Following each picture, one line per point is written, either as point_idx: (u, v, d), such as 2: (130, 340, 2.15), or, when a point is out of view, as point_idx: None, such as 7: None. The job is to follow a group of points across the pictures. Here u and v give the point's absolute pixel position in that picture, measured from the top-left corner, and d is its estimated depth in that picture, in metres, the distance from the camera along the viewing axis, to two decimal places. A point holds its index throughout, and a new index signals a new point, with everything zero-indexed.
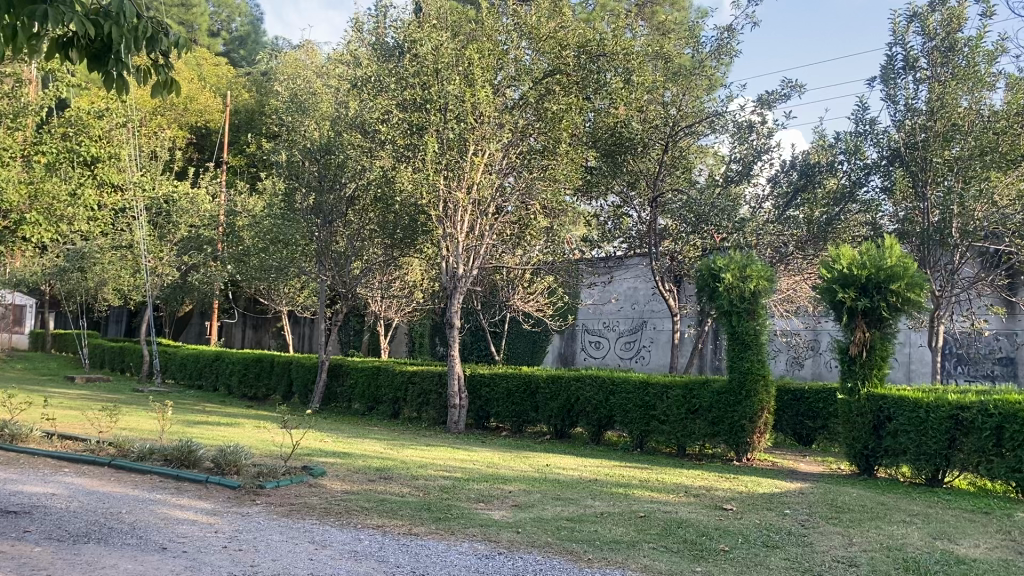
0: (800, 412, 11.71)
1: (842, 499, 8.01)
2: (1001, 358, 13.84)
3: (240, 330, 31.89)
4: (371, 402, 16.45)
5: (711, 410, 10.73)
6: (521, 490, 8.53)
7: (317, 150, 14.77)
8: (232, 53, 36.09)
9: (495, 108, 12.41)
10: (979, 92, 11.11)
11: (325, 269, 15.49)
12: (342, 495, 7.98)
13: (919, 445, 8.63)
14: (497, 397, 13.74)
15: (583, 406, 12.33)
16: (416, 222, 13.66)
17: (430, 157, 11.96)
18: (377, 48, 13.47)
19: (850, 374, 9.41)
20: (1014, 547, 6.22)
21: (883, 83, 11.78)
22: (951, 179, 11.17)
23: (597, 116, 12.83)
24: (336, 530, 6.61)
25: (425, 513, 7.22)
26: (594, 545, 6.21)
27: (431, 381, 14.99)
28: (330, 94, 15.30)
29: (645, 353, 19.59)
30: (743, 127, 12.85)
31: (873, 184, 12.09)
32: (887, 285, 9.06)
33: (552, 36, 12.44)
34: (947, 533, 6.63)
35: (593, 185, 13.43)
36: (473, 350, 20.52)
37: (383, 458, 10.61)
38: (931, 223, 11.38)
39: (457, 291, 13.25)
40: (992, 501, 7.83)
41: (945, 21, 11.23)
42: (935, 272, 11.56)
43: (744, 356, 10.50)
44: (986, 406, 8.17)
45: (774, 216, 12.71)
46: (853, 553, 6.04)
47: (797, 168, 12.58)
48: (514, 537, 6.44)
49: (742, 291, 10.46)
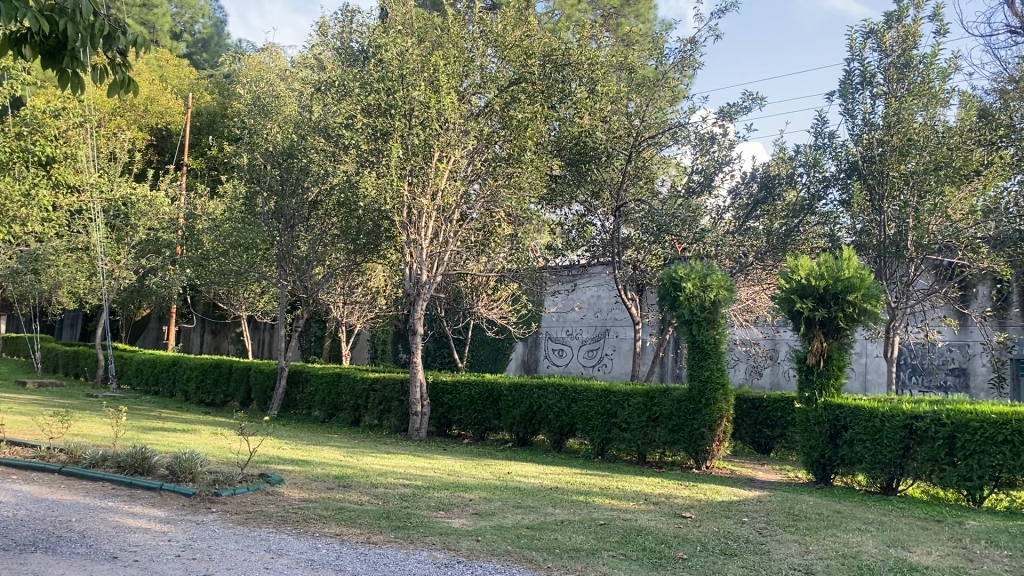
0: (758, 421, 11.84)
1: (799, 507, 8.10)
2: (954, 368, 14.16)
3: (198, 335, 31.47)
4: (331, 409, 16.29)
5: (672, 418, 10.80)
6: (482, 497, 8.50)
7: (279, 154, 14.61)
8: (194, 55, 35.62)
9: (460, 114, 12.44)
10: (934, 108, 11.31)
11: (286, 274, 15.37)
12: (300, 503, 7.87)
13: (874, 454, 8.76)
14: (459, 404, 13.68)
15: (545, 413, 12.32)
16: (379, 228, 13.50)
17: (394, 162, 11.89)
18: (342, 52, 13.36)
19: (808, 384, 9.53)
20: (966, 554, 6.32)
21: (841, 97, 11.98)
22: (906, 193, 11.36)
23: (563, 125, 12.79)
24: (292, 539, 6.51)
25: (384, 521, 7.15)
26: (554, 554, 6.19)
27: (393, 389, 14.89)
28: (294, 98, 15.14)
29: (608, 362, 19.70)
30: (704, 138, 13.08)
31: (832, 197, 12.34)
32: (844, 296, 9.19)
33: (518, 44, 12.48)
34: (901, 541, 6.73)
35: (557, 194, 13.44)
36: (436, 357, 20.40)
37: (342, 466, 10.48)
38: (887, 236, 11.50)
39: (421, 298, 13.22)
40: (944, 509, 7.98)
41: (901, 38, 11.44)
42: (890, 284, 11.77)
43: (704, 365, 10.55)
44: (939, 415, 8.35)
45: (734, 226, 12.95)
46: (809, 561, 6.10)
47: (757, 180, 12.88)
48: (474, 545, 6.40)
49: (703, 300, 10.51)
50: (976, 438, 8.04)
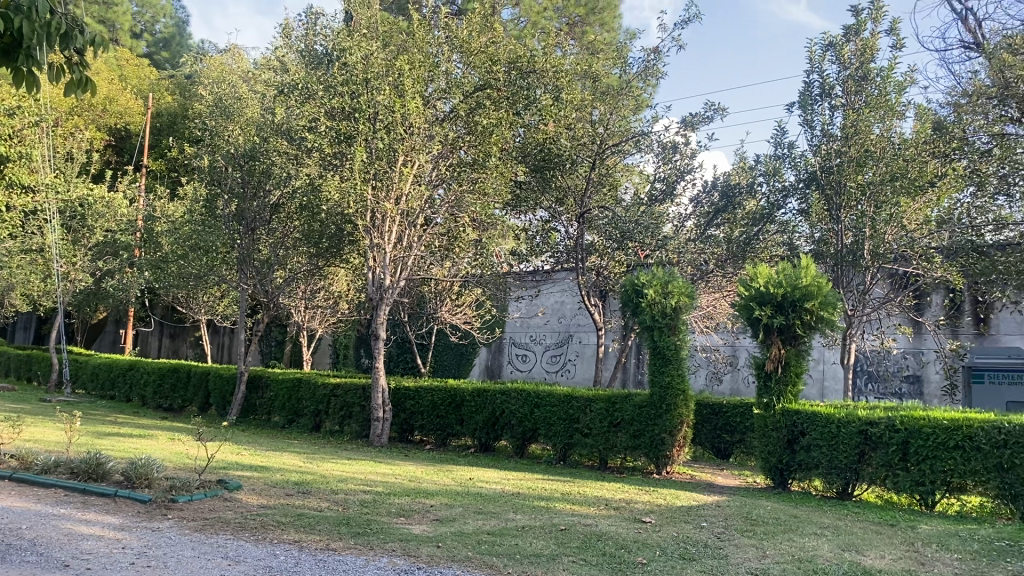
0: (718, 426, 11.99)
1: (756, 512, 8.22)
2: (908, 376, 14.47)
3: (156, 338, 31.09)
4: (292, 414, 16.18)
5: (633, 424, 10.89)
6: (443, 503, 8.48)
7: (241, 156, 14.51)
8: (154, 54, 35.19)
9: (425, 119, 12.40)
10: (890, 120, 11.50)
11: (246, 278, 15.23)
12: (259, 510, 7.80)
13: (830, 459, 8.91)
14: (421, 410, 13.65)
15: (508, 419, 12.34)
16: (342, 232, 13.41)
17: (358, 166, 11.82)
18: (306, 54, 13.30)
19: (766, 390, 9.67)
20: (917, 557, 6.47)
21: (801, 108, 12.19)
22: (863, 204, 11.49)
23: (527, 132, 12.92)
24: (250, 545, 6.46)
25: (344, 528, 7.11)
26: (515, 559, 6.22)
27: (355, 394, 14.78)
28: (256, 100, 15.00)
29: (571, 367, 19.79)
30: (667, 147, 13.21)
31: (791, 206, 12.59)
32: (802, 303, 9.34)
33: (482, 51, 12.51)
34: (854, 545, 6.86)
35: (522, 200, 13.51)
36: (399, 362, 20.28)
37: (303, 472, 10.39)
38: (844, 244, 11.79)
39: (384, 302, 13.20)
40: (898, 513, 8.15)
41: (859, 51, 11.69)
42: (847, 292, 12.06)
43: (665, 371, 10.66)
44: (892, 421, 8.54)
45: (695, 234, 13.11)
46: (765, 565, 6.20)
47: (718, 189, 13.09)
48: (434, 551, 6.40)
49: (664, 307, 10.60)
50: (928, 444, 8.23)
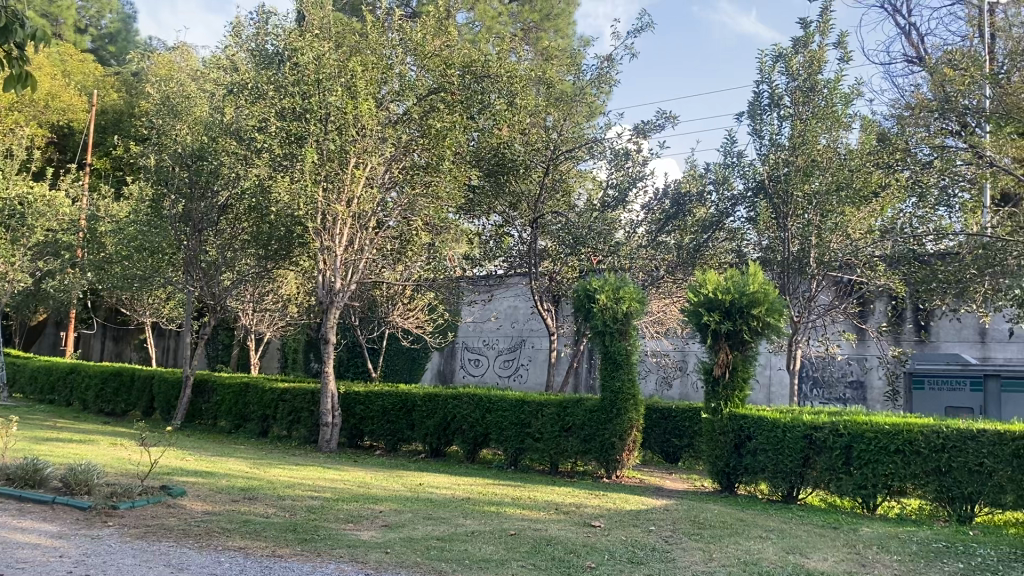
0: (667, 430, 12.13)
1: (704, 515, 8.31)
2: (852, 381, 14.75)
3: (99, 342, 30.36)
4: (239, 419, 15.92)
5: (584, 428, 10.92)
6: (392, 509, 8.40)
7: (188, 156, 14.20)
8: (100, 50, 34.40)
9: (377, 121, 12.29)
10: (837, 131, 11.77)
11: (193, 279, 15.01)
12: (203, 516, 7.64)
13: (776, 463, 9.05)
14: (371, 416, 13.54)
15: (459, 424, 12.28)
16: (292, 234, 13.24)
17: (308, 167, 11.64)
18: (256, 53, 13.08)
19: (714, 395, 9.80)
20: (859, 559, 6.59)
21: (750, 118, 12.38)
22: (810, 212, 11.75)
23: (481, 136, 12.93)
24: (194, 553, 6.32)
25: (290, 534, 7.00)
26: (464, 565, 6.18)
27: (303, 399, 14.56)
28: (206, 98, 14.71)
29: (523, 372, 19.81)
30: (619, 154, 13.23)
31: (739, 215, 12.76)
32: (749, 310, 9.48)
33: (436, 54, 12.58)
34: (800, 548, 6.97)
35: (475, 204, 13.47)
36: (349, 367, 20.05)
37: (249, 478, 10.20)
38: (791, 252, 12.02)
39: (334, 306, 13.06)
40: (841, 516, 8.29)
41: (807, 63, 11.86)
42: (794, 299, 12.14)
43: (616, 376, 10.71)
44: (836, 426, 8.71)
45: (646, 240, 13.22)
46: (712, 567, 6.26)
47: (669, 197, 13.19)
48: (382, 557, 6.33)
49: (616, 312, 10.66)
50: (870, 448, 8.41)
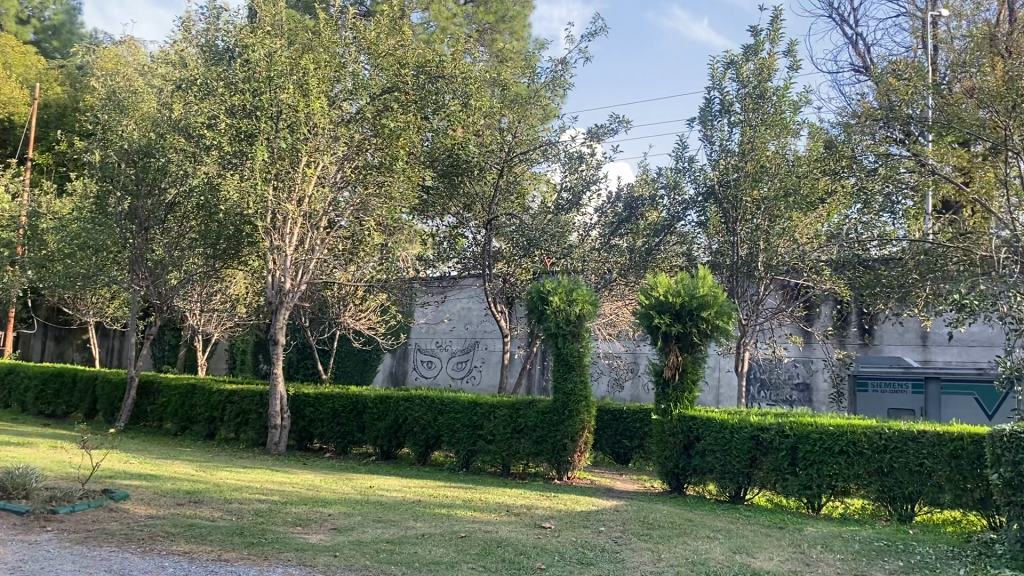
0: (618, 431, 12.23)
1: (653, 516, 8.39)
2: (798, 384, 15.04)
3: (40, 342, 29.49)
4: (185, 421, 15.64)
5: (536, 429, 10.95)
6: (341, 512, 8.31)
7: (135, 152, 13.88)
8: (43, 42, 33.49)
9: (330, 119, 12.15)
10: (785, 137, 11.92)
11: (138, 278, 14.70)
12: (146, 520, 7.47)
13: (724, 464, 9.18)
14: (321, 418, 13.41)
15: (411, 426, 12.21)
16: (241, 233, 13.06)
17: (259, 165, 11.42)
18: (206, 49, 12.82)
19: (664, 396, 9.88)
20: (803, 558, 6.72)
21: (702, 123, 12.52)
22: (758, 217, 11.99)
23: (435, 136, 12.82)
24: (136, 558, 6.18)
25: (237, 538, 6.89)
26: (413, 567, 6.15)
27: (251, 401, 14.33)
28: (154, 94, 14.39)
29: (476, 374, 19.80)
30: (574, 157, 13.30)
31: (690, 219, 12.97)
32: (698, 313, 9.61)
33: (391, 53, 12.46)
34: (746, 548, 7.07)
35: (429, 205, 13.39)
36: (299, 368, 19.81)
37: (195, 481, 10.01)
38: (739, 256, 12.22)
39: (284, 306, 12.87)
40: (786, 516, 8.43)
41: (757, 71, 12.05)
42: (742, 302, 12.40)
43: (568, 378, 10.75)
44: (782, 427, 8.86)
45: (599, 243, 13.30)
46: (660, 568, 6.33)
47: (622, 201, 13.31)
48: (330, 560, 6.26)
49: (569, 313, 10.71)
50: (815, 449, 8.57)
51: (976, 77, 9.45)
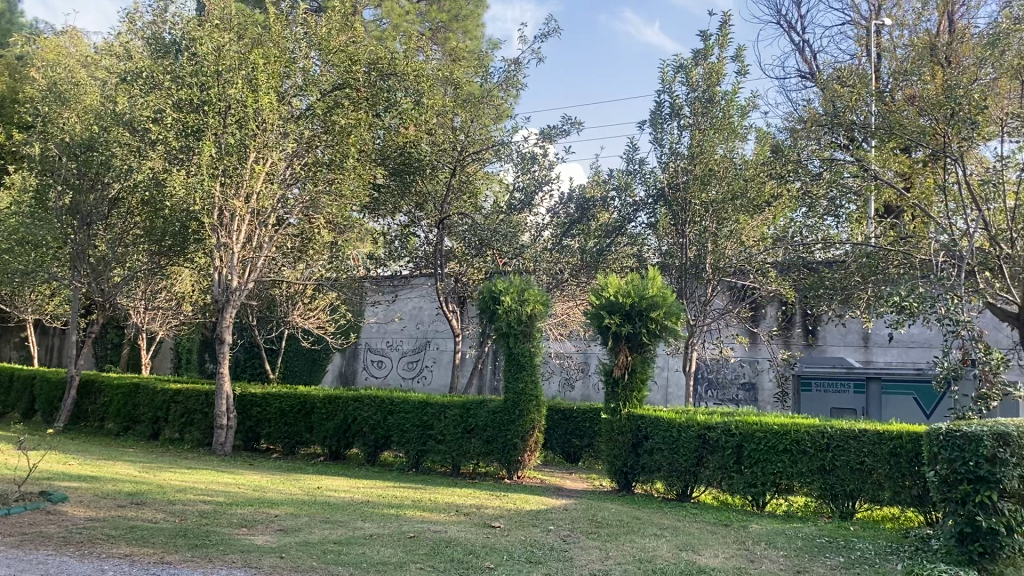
0: (568, 431, 12.31)
1: (601, 514, 8.46)
2: (745, 384, 15.31)
3: None
4: (128, 421, 15.32)
5: (486, 429, 10.96)
6: (289, 513, 8.23)
7: (78, 146, 13.57)
8: None
9: (280, 115, 11.95)
10: (733, 142, 12.12)
11: (80, 275, 14.30)
12: (85, 523, 7.30)
13: (671, 463, 9.30)
14: (268, 418, 13.26)
15: (360, 426, 12.12)
16: (187, 230, 12.83)
17: (206, 161, 11.16)
18: (152, 42, 12.55)
19: (613, 395, 9.98)
20: (747, 555, 6.83)
21: (652, 126, 12.63)
22: (707, 220, 12.08)
23: (387, 134, 12.80)
24: (74, 561, 6.03)
25: (180, 540, 6.77)
26: (361, 568, 6.10)
27: (197, 400, 14.07)
28: (97, 87, 14.06)
29: (427, 374, 19.73)
30: (526, 157, 13.34)
31: (640, 220, 13.04)
32: (647, 313, 9.72)
33: (342, 50, 12.27)
34: (692, 545, 7.18)
35: (380, 204, 13.36)
36: (247, 368, 19.55)
37: (137, 482, 9.80)
38: (688, 257, 12.36)
39: (231, 304, 12.64)
40: (732, 513, 8.58)
41: (706, 75, 12.16)
42: (691, 302, 12.51)
43: (519, 377, 10.77)
44: (728, 426, 9.01)
45: (551, 244, 13.39)
46: (608, 565, 6.39)
47: (574, 202, 13.48)
48: (276, 562, 6.20)
49: (520, 313, 10.71)
50: (760, 448, 8.73)
51: (916, 85, 9.70)
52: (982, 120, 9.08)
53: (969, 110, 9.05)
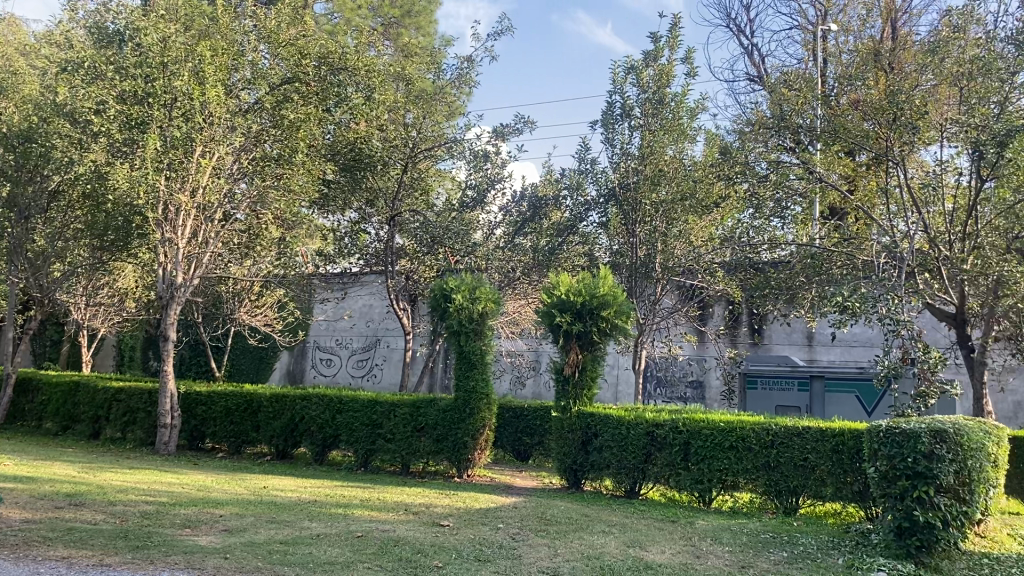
0: (519, 429, 12.33)
1: (550, 512, 8.49)
2: (692, 381, 15.53)
3: None
4: (68, 420, 14.94)
5: (436, 428, 10.91)
6: (234, 513, 8.09)
7: (15, 136, 12.87)
8: None
9: (227, 109, 11.70)
10: (682, 143, 12.28)
11: (17, 269, 14.13)
12: (20, 525, 7.08)
13: (619, 460, 9.38)
14: (214, 416, 13.03)
15: (308, 425, 11.97)
16: (130, 224, 12.51)
17: (151, 154, 10.86)
18: (94, 31, 12.19)
19: (564, 393, 10.01)
20: (694, 551, 6.92)
21: (604, 126, 12.62)
22: (657, 221, 12.29)
23: (337, 130, 12.66)
24: (8, 565, 5.85)
25: (120, 542, 6.60)
26: (307, 568, 6.04)
27: (139, 399, 13.74)
28: (36, 76, 13.62)
29: (377, 372, 19.58)
30: (478, 155, 13.39)
31: (592, 219, 13.17)
32: (598, 311, 9.79)
33: (291, 43, 12.13)
34: (639, 542, 7.24)
35: (330, 199, 13.18)
36: (192, 365, 19.21)
37: (76, 483, 9.53)
38: (638, 257, 12.49)
39: (175, 301, 12.34)
40: (678, 510, 8.69)
41: (656, 77, 12.15)
42: (640, 301, 12.68)
43: (469, 376, 10.74)
44: (676, 423, 9.12)
45: (503, 242, 13.42)
46: (557, 563, 6.40)
47: (526, 201, 13.43)
48: (220, 563, 6.09)
49: (471, 312, 10.69)
50: (707, 445, 8.84)
51: (861, 89, 9.90)
52: (924, 125, 9.34)
53: (911, 116, 9.33)
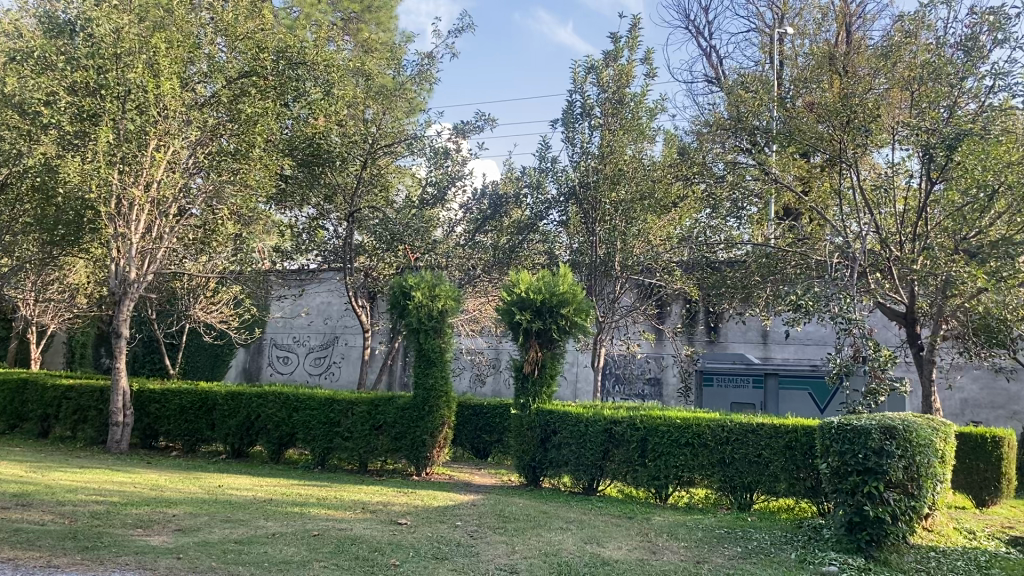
0: (478, 427, 12.34)
1: (508, 509, 8.52)
2: (650, 378, 15.69)
3: None
4: (16, 418, 14.59)
5: (394, 426, 10.86)
6: (187, 513, 7.96)
7: None
8: None
9: (183, 102, 11.50)
10: (642, 142, 12.33)
11: None
12: None
13: (578, 457, 9.44)
14: (167, 414, 12.82)
15: (264, 424, 11.85)
16: (82, 219, 12.24)
17: (103, 147, 10.64)
18: (45, 21, 11.84)
19: (523, 391, 10.06)
20: (650, 547, 7.00)
21: (564, 125, 12.68)
22: (615, 218, 12.18)
23: (296, 124, 12.58)
24: None
25: (69, 543, 6.47)
26: (262, 568, 5.98)
27: (90, 397, 13.46)
28: None
29: (335, 370, 19.43)
30: (438, 152, 13.42)
31: (552, 218, 13.22)
32: (558, 309, 9.84)
33: (249, 37, 11.97)
34: (596, 538, 7.31)
35: (288, 195, 13.13)
36: (146, 363, 18.89)
37: (23, 483, 9.30)
38: (598, 255, 12.46)
39: (128, 297, 12.13)
40: (635, 506, 8.78)
41: (616, 76, 12.22)
42: (600, 300, 12.71)
43: (429, 373, 10.71)
44: (633, 420, 9.22)
45: (464, 240, 13.57)
46: (514, 560, 6.42)
47: (487, 198, 13.56)
48: (173, 563, 6.00)
49: (431, 310, 10.63)
50: (663, 441, 8.95)
51: (815, 92, 10.04)
52: (875, 127, 9.63)
53: (864, 118, 9.58)
